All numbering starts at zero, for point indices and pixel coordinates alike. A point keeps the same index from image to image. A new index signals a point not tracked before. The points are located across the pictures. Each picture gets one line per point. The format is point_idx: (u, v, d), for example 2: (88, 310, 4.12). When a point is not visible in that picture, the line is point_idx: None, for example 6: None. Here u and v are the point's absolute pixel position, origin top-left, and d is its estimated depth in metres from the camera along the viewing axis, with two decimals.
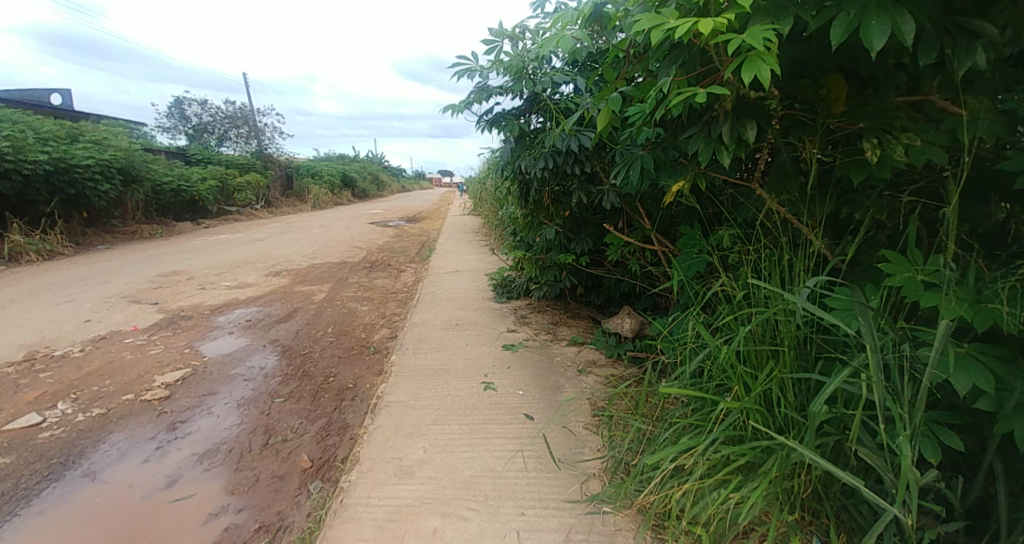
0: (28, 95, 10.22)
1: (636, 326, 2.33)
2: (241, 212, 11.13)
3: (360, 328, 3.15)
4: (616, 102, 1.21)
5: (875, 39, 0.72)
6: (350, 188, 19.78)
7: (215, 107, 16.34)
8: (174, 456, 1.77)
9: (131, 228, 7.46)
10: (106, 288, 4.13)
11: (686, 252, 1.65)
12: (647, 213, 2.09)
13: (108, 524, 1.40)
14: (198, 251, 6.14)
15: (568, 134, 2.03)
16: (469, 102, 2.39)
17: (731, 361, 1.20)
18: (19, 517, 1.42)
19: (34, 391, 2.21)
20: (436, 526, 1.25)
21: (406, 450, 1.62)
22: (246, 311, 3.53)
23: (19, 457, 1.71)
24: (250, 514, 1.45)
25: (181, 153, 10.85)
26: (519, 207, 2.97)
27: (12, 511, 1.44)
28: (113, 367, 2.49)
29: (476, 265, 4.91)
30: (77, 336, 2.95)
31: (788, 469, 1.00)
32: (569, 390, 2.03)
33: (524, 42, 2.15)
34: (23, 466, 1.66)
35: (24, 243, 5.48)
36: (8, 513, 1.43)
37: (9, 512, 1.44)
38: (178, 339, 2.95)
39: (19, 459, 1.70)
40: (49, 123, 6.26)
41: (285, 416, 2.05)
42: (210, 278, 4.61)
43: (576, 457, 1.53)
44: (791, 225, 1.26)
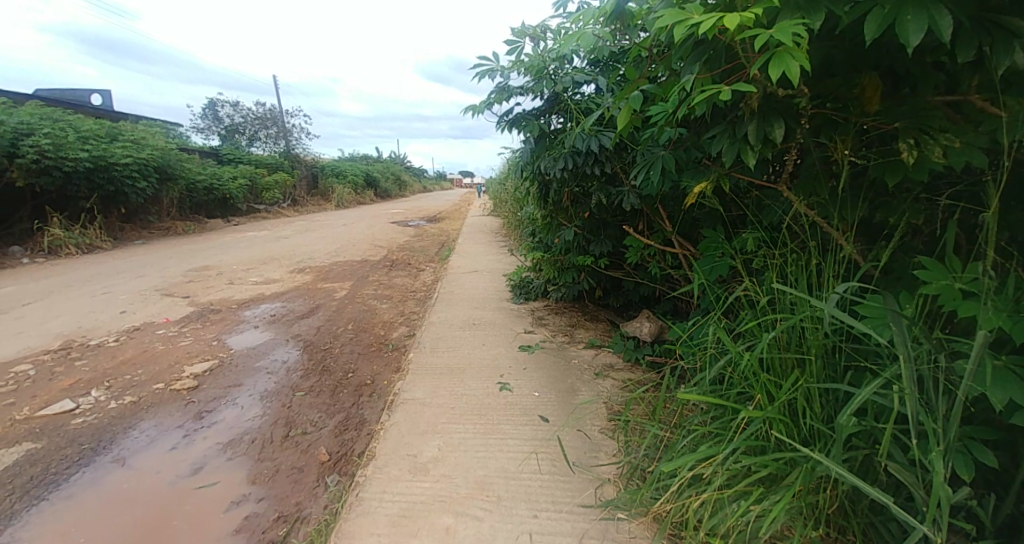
0: (72, 95, 10.83)
1: (655, 330, 2.29)
2: (269, 210, 11.50)
3: (379, 326, 3.20)
4: (638, 100, 1.18)
5: (911, 35, 0.69)
6: (373, 187, 20.18)
7: (247, 108, 16.90)
8: (201, 444, 1.83)
9: (165, 224, 7.81)
10: (140, 282, 4.32)
11: (708, 255, 1.62)
12: (668, 215, 2.05)
13: (133, 510, 1.45)
14: (226, 248, 6.36)
15: (588, 134, 2.00)
16: (489, 102, 2.39)
17: (754, 369, 1.16)
18: (48, 500, 1.49)
19: (70, 379, 2.33)
20: (449, 524, 1.25)
21: (421, 447, 1.64)
22: (271, 306, 3.63)
23: (52, 443, 1.80)
24: (269, 504, 1.49)
25: (214, 153, 11.28)
26: (538, 207, 2.97)
27: (41, 495, 1.51)
28: (144, 357, 2.61)
29: (495, 265, 4.93)
30: (111, 326, 3.09)
31: (812, 482, 0.96)
32: (585, 393, 2.00)
33: (546, 42, 2.14)
34: (55, 452, 1.75)
35: (65, 237, 5.79)
36: (38, 497, 1.51)
37: (40, 496, 1.51)
38: (206, 331, 3.06)
39: (52, 444, 1.79)
40: (89, 122, 6.57)
41: (305, 409, 2.09)
42: (237, 273, 4.77)
43: (590, 461, 1.51)
44: (819, 229, 1.22)
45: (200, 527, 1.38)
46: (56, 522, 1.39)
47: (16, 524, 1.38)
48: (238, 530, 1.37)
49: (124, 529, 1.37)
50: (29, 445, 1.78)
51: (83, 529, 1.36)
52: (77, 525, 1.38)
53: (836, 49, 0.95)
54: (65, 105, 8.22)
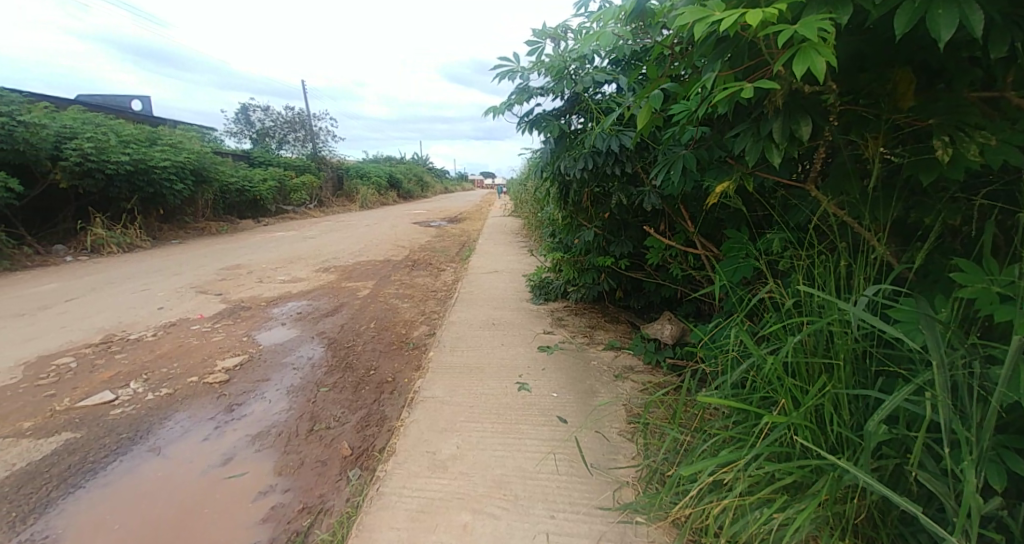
0: (115, 102, 11.45)
1: (676, 332, 2.24)
2: (297, 211, 11.86)
3: (401, 324, 3.26)
4: (658, 99, 1.18)
5: (943, 30, 0.66)
6: (395, 189, 20.55)
7: (277, 112, 17.50)
8: (231, 435, 1.91)
9: (200, 224, 8.17)
10: (175, 280, 4.53)
11: (731, 256, 1.58)
12: (690, 215, 2.01)
13: (167, 498, 1.53)
14: (255, 247, 6.59)
15: (608, 134, 1.98)
16: (510, 103, 2.41)
17: (778, 373, 1.13)
18: (85, 488, 1.57)
19: (109, 371, 2.46)
20: (466, 521, 1.27)
21: (440, 444, 1.66)
22: (297, 304, 3.75)
23: (92, 432, 1.91)
24: (294, 495, 1.54)
25: (246, 156, 11.71)
26: (558, 208, 2.96)
27: (79, 482, 1.60)
28: (179, 352, 2.74)
29: (515, 266, 4.95)
30: (149, 322, 3.25)
31: (839, 491, 0.93)
32: (604, 395, 1.99)
33: (566, 42, 2.13)
34: (94, 441, 1.84)
35: (107, 237, 6.12)
36: (75, 485, 1.59)
37: (78, 483, 1.60)
38: (236, 328, 3.18)
39: (91, 433, 1.89)
40: (130, 127, 6.93)
41: (329, 405, 2.16)
42: (266, 272, 4.94)
43: (608, 463, 1.50)
44: (849, 230, 1.18)
45: (229, 515, 1.44)
46: (93, 509, 1.47)
47: (54, 511, 1.46)
48: (265, 519, 1.42)
49: (157, 516, 1.44)
50: (70, 434, 1.89)
51: (117, 517, 1.43)
52: (113, 512, 1.46)
53: (865, 43, 0.92)
54: (110, 111, 8.69)
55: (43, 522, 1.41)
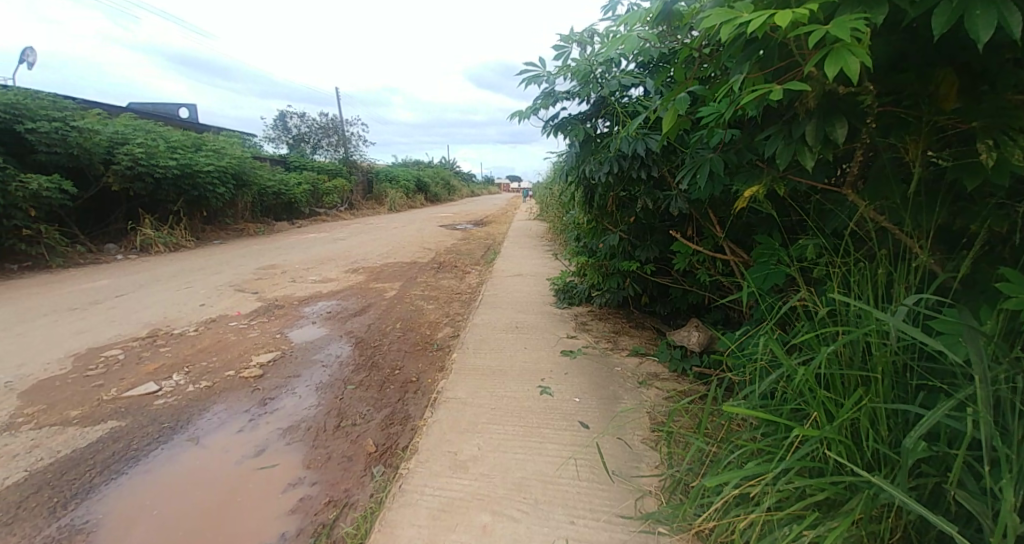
0: (164, 110, 12.20)
1: (704, 340, 2.18)
2: (329, 214, 12.29)
3: (426, 326, 3.32)
4: (685, 101, 1.16)
5: (982, 30, 0.64)
6: (423, 192, 20.94)
7: (312, 119, 18.21)
8: (264, 428, 2.00)
9: (239, 226, 8.58)
10: (214, 278, 4.76)
11: (762, 262, 1.54)
12: (719, 220, 1.96)
13: (204, 486, 1.61)
14: (290, 248, 6.86)
15: (635, 138, 1.96)
16: (536, 108, 2.42)
17: (810, 385, 1.09)
18: (127, 475, 1.67)
19: (153, 364, 2.61)
20: (485, 522, 1.28)
21: (462, 445, 1.68)
22: (328, 303, 3.89)
23: (135, 421, 2.03)
24: (321, 488, 1.59)
25: (282, 160, 12.23)
26: (582, 212, 2.94)
27: (123, 468, 1.70)
28: (218, 346, 2.88)
29: (540, 269, 4.95)
30: (190, 317, 3.44)
31: (874, 510, 0.88)
32: (627, 401, 1.96)
33: (593, 46, 2.13)
34: (137, 429, 1.96)
35: (155, 237, 6.52)
36: (119, 471, 1.69)
37: (121, 469, 1.70)
38: (269, 325, 3.31)
39: (135, 422, 2.01)
40: (178, 134, 7.38)
41: (355, 402, 2.22)
42: (299, 272, 5.13)
43: (631, 472, 1.47)
44: (889, 236, 1.12)
45: (262, 505, 1.51)
46: (135, 494, 1.56)
47: (98, 495, 1.55)
48: (293, 510, 1.48)
49: (191, 505, 1.51)
50: (115, 423, 2.01)
51: (155, 503, 1.52)
52: (153, 498, 1.54)
53: (904, 43, 0.88)
54: (160, 119, 9.28)
55: (86, 506, 1.49)
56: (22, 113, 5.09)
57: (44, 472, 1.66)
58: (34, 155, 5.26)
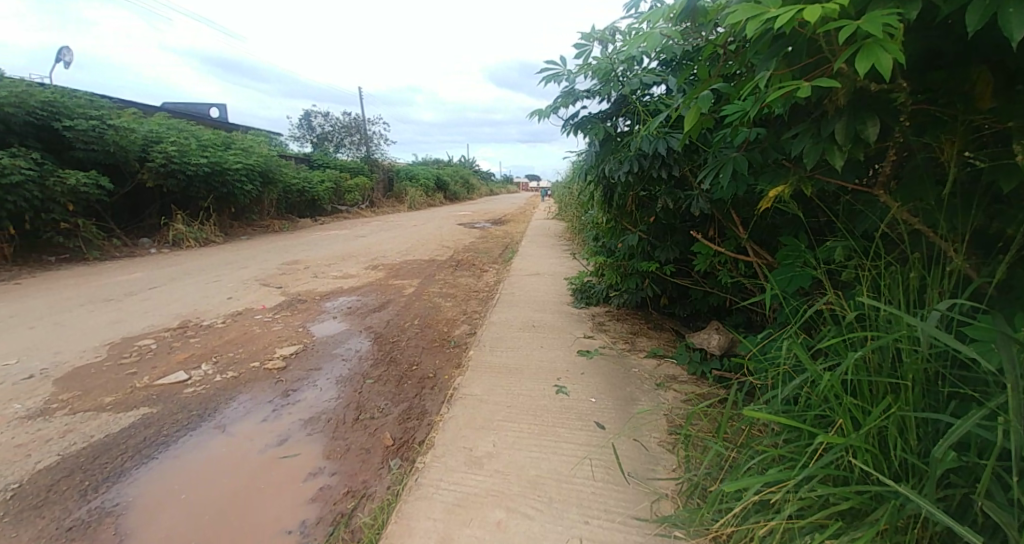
0: (196, 110, 12.66)
1: (724, 343, 2.14)
2: (351, 211, 12.53)
3: (443, 322, 3.35)
4: (708, 99, 1.14)
5: (1017, 29, 0.63)
6: (442, 190, 21.12)
7: (335, 118, 18.60)
8: (286, 418, 2.06)
9: (265, 222, 8.83)
10: (240, 273, 4.92)
11: (786, 264, 1.50)
12: (742, 220, 1.92)
13: (230, 472, 1.67)
14: (313, 245, 7.03)
15: (655, 136, 1.93)
16: (555, 107, 2.41)
17: (836, 391, 1.06)
18: (157, 460, 1.74)
19: (183, 354, 2.72)
20: (500, 518, 1.29)
21: (477, 441, 1.70)
22: (348, 299, 3.97)
23: (166, 408, 2.11)
24: (340, 479, 1.63)
25: (307, 159, 12.53)
26: (601, 211, 2.92)
27: (154, 453, 1.78)
28: (244, 338, 2.98)
29: (557, 269, 4.93)
30: (218, 310, 3.57)
31: (900, 521, 0.86)
32: (644, 403, 1.94)
33: (614, 44, 2.11)
34: (168, 416, 2.05)
35: (186, 232, 6.78)
36: (150, 456, 1.77)
37: (151, 455, 1.77)
38: (292, 319, 3.41)
39: (166, 409, 2.10)
40: (208, 133, 7.65)
41: (374, 396, 2.26)
42: (321, 268, 5.26)
43: (647, 474, 1.46)
44: (922, 239, 1.08)
45: (284, 492, 1.56)
46: (165, 478, 1.63)
47: (129, 479, 1.62)
48: (313, 499, 1.52)
49: (215, 491, 1.57)
50: (147, 410, 2.10)
51: (183, 488, 1.58)
52: (181, 482, 1.61)
53: (936, 40, 0.85)
54: (192, 118, 9.63)
55: (117, 489, 1.56)
56: (59, 111, 5.33)
57: (77, 455, 1.74)
58: (72, 152, 5.51)
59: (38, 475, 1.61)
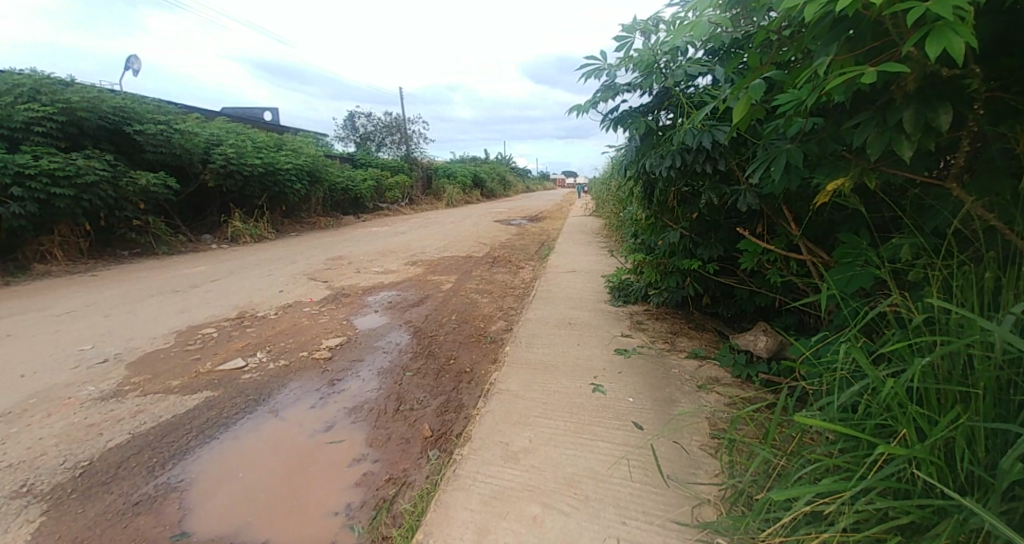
0: (250, 114, 13.49)
1: (773, 346, 2.04)
2: (391, 209, 12.94)
3: (480, 318, 3.40)
4: (759, 89, 1.09)
5: None
6: (479, 188, 21.33)
7: (377, 118, 19.23)
8: (333, 406, 2.16)
9: (312, 220, 9.29)
10: (290, 268, 5.19)
11: (844, 263, 1.41)
12: (794, 216, 1.82)
13: (282, 454, 1.79)
14: (356, 241, 7.33)
15: (700, 129, 1.86)
16: (594, 101, 2.37)
17: (898, 399, 0.99)
18: (217, 440, 1.89)
19: (240, 342, 2.93)
20: (536, 513, 1.30)
21: (513, 436, 1.71)
22: (389, 293, 4.11)
23: (226, 392, 2.28)
24: (382, 466, 1.70)
25: (350, 158, 13.04)
26: (640, 208, 2.85)
27: (216, 434, 1.93)
28: (293, 329, 3.16)
29: (595, 266, 4.86)
30: (270, 302, 3.80)
31: (967, 539, 0.79)
32: (684, 404, 1.89)
33: (657, 35, 2.04)
34: (227, 400, 2.21)
35: (242, 229, 7.27)
36: (212, 436, 1.92)
37: (213, 435, 1.92)
38: (337, 312, 3.56)
39: (226, 393, 2.27)
40: (261, 135, 8.13)
41: (413, 388, 2.34)
42: (363, 263, 5.47)
43: (688, 478, 1.42)
44: (1003, 236, 0.99)
45: (331, 476, 1.65)
46: (224, 457, 1.76)
47: (193, 457, 1.76)
48: (357, 484, 1.59)
49: (267, 471, 1.68)
50: (209, 393, 2.28)
51: (241, 466, 1.71)
52: (238, 462, 1.74)
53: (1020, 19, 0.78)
54: (247, 122, 10.26)
55: (181, 467, 1.70)
56: (132, 117, 5.80)
57: (148, 434, 1.91)
58: (142, 154, 6.00)
59: (110, 452, 1.77)
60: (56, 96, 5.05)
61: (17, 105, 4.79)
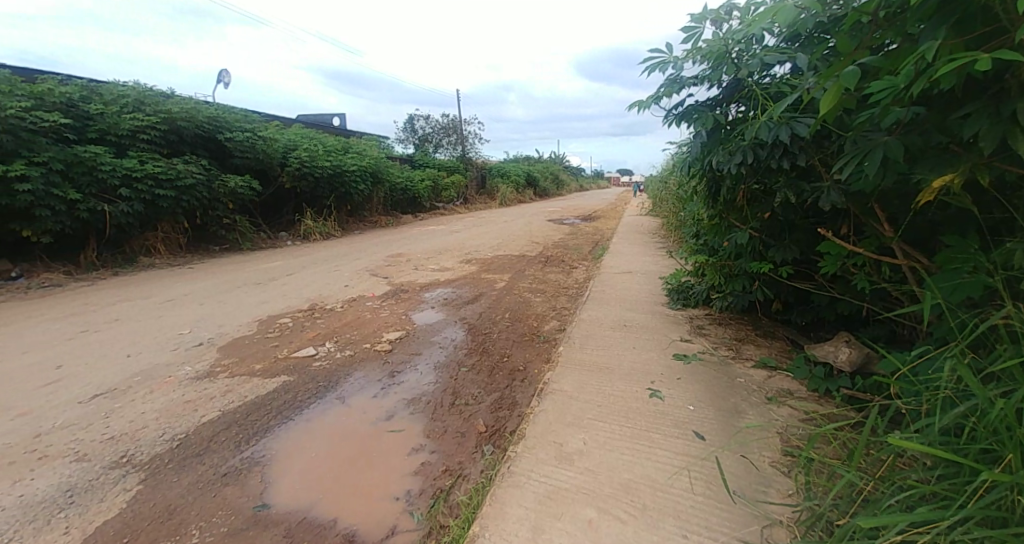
0: (321, 120, 14.51)
1: (857, 359, 1.85)
2: (447, 208, 13.34)
3: (533, 317, 3.41)
4: (853, 75, 0.99)
5: None
6: (532, 187, 21.37)
7: (435, 121, 19.91)
8: (393, 396, 2.27)
9: (374, 218, 9.80)
10: (355, 264, 5.53)
11: (949, 270, 1.25)
12: (887, 216, 1.64)
13: (347, 439, 1.91)
14: (413, 239, 7.64)
15: (776, 123, 1.72)
16: (658, 96, 2.29)
17: (1013, 424, 0.87)
18: (292, 421, 2.05)
19: (312, 332, 3.16)
20: (591, 517, 1.28)
21: (567, 437, 1.70)
22: (445, 290, 4.24)
23: (300, 378, 2.48)
24: (439, 457, 1.77)
25: (409, 160, 13.60)
26: (704, 206, 2.71)
27: (291, 415, 2.10)
28: (358, 322, 3.36)
29: (651, 267, 4.70)
30: (337, 296, 4.07)
31: None
32: (752, 417, 1.77)
33: (730, 23, 1.93)
34: (301, 385, 2.40)
35: (312, 227, 7.85)
36: (287, 417, 2.09)
37: (289, 416, 2.09)
38: (397, 307, 3.74)
39: (300, 379, 2.47)
40: (331, 140, 8.72)
41: (468, 383, 2.40)
42: (421, 261, 5.70)
43: (756, 495, 1.33)
44: None
45: (391, 463, 1.73)
46: (297, 438, 1.91)
47: (271, 436, 1.93)
48: (416, 472, 1.66)
49: (333, 454, 1.80)
50: (286, 378, 2.48)
51: (311, 447, 1.85)
52: (309, 442, 1.88)
53: None
54: (319, 128, 11.05)
55: (262, 443, 1.88)
56: (223, 126, 6.46)
57: (233, 412, 2.12)
58: (231, 160, 6.68)
59: (202, 427, 1.99)
60: (158, 107, 5.66)
61: (124, 113, 5.34)
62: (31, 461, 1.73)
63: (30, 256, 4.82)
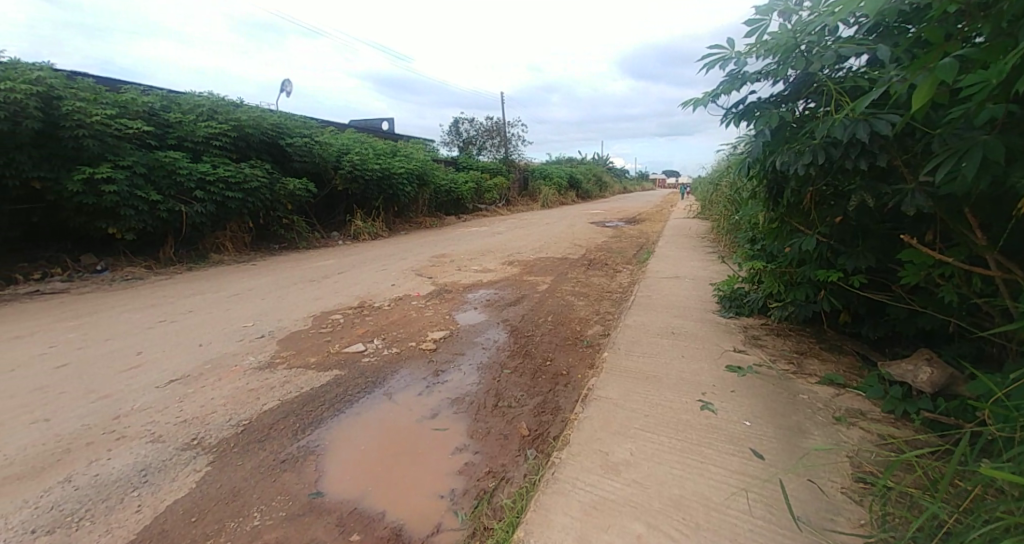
0: (371, 125, 15.15)
1: (942, 379, 1.66)
2: (489, 210, 13.50)
3: (576, 321, 3.37)
4: (950, 68, 0.88)
5: None
6: (574, 188, 21.15)
7: (479, 123, 20.22)
8: (437, 395, 2.32)
9: (419, 219, 10.09)
10: (401, 263, 5.71)
11: None
12: (982, 222, 1.47)
13: (393, 434, 1.96)
14: (457, 240, 7.78)
15: (853, 120, 1.59)
16: (716, 94, 2.18)
17: None
18: (343, 414, 2.14)
19: (361, 329, 3.29)
20: (639, 532, 1.24)
21: (614, 447, 1.66)
22: (487, 291, 4.28)
23: (350, 372, 2.59)
24: (482, 458, 1.77)
25: (454, 162, 13.90)
26: (763, 209, 2.55)
27: (342, 408, 2.19)
28: (404, 320, 3.46)
29: (700, 273, 4.50)
30: (385, 294, 4.22)
31: None
32: (817, 438, 1.64)
33: (800, 14, 1.80)
34: (351, 379, 2.50)
35: (361, 227, 8.20)
36: (339, 410, 2.18)
37: (340, 409, 2.18)
38: (441, 307, 3.82)
39: (350, 373, 2.57)
40: (380, 144, 9.07)
41: (511, 385, 2.40)
42: (464, 261, 5.79)
43: (823, 523, 1.23)
44: None
45: (436, 460, 1.76)
46: (347, 431, 1.99)
47: (323, 427, 2.03)
48: (460, 472, 1.68)
49: (381, 448, 1.86)
50: (337, 372, 2.60)
51: (361, 440, 1.92)
52: (358, 436, 1.95)
53: None
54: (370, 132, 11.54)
55: (316, 434, 1.97)
56: (284, 132, 6.91)
57: (290, 402, 2.24)
58: (291, 163, 7.11)
59: (263, 415, 2.12)
60: (229, 115, 6.13)
61: (199, 122, 5.83)
62: (111, 441, 1.91)
63: (115, 251, 5.35)
